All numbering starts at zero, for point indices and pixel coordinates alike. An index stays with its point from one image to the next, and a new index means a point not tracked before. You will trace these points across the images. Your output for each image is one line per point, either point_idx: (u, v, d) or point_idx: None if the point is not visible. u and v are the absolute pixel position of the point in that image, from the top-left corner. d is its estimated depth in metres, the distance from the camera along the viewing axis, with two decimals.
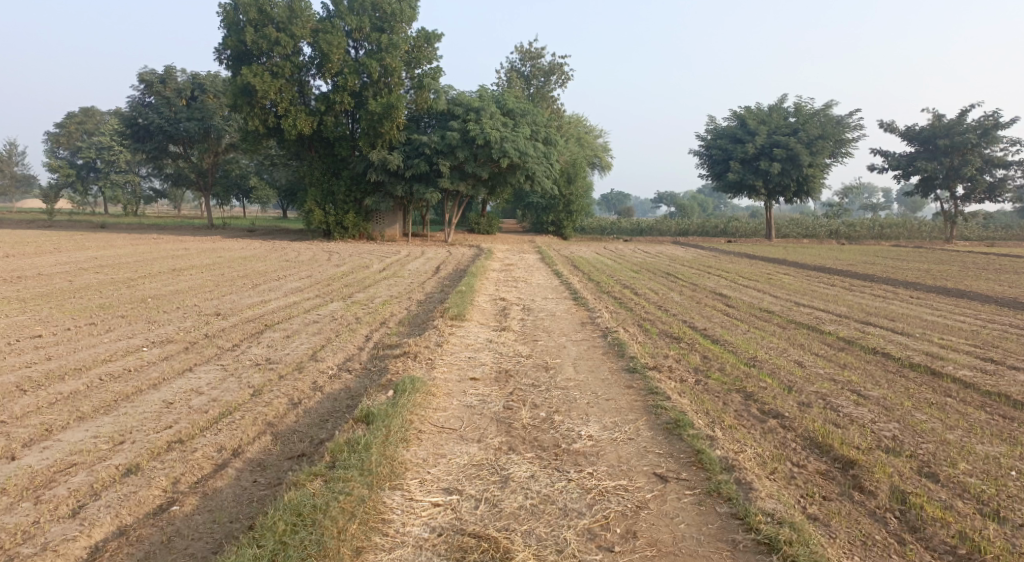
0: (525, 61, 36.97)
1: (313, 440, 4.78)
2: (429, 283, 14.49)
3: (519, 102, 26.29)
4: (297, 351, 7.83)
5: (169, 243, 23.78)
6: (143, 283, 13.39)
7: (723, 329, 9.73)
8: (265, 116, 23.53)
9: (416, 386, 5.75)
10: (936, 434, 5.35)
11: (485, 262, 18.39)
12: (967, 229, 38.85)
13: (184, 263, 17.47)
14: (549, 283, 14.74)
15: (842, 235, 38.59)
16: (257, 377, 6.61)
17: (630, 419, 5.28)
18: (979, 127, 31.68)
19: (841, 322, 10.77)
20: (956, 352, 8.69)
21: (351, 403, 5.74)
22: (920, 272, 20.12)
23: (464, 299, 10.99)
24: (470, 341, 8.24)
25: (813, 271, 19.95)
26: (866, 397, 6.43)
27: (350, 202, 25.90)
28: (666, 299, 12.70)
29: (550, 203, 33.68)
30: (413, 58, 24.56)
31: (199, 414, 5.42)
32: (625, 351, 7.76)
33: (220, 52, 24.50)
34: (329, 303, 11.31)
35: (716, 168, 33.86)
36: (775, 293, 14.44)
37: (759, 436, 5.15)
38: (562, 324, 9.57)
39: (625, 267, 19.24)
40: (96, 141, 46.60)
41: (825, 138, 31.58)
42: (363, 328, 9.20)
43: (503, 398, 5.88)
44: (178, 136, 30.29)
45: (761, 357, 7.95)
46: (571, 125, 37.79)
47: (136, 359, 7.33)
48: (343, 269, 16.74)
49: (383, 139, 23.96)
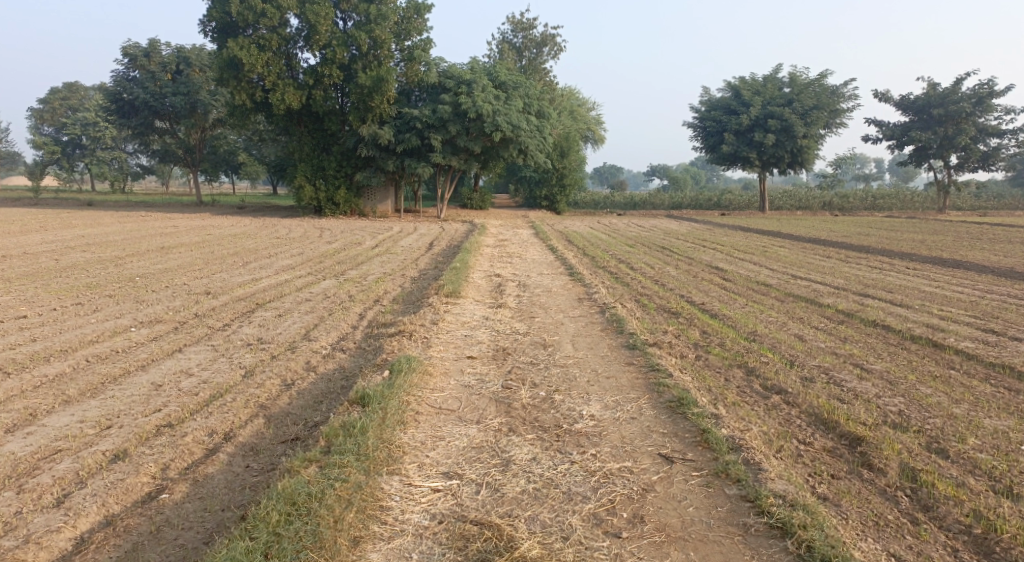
0: (516, 32, 36.39)
1: (307, 423, 4.65)
2: (422, 259, 14.32)
3: (511, 74, 25.86)
4: (289, 330, 7.67)
5: (157, 220, 23.43)
6: (131, 262, 13.15)
7: (721, 303, 9.61)
8: (252, 90, 23.07)
9: (412, 366, 5.61)
10: (943, 408, 5.27)
11: (478, 237, 18.20)
12: (960, 199, 38.84)
13: (173, 241, 17.18)
14: (544, 258, 14.58)
15: (835, 206, 38.49)
16: (249, 357, 6.45)
17: (631, 397, 5.16)
18: (974, 96, 31.49)
19: (839, 294, 10.68)
20: (956, 324, 8.61)
21: (346, 384, 5.60)
22: (915, 243, 20.04)
23: (458, 276, 10.82)
24: (466, 319, 8.09)
25: (808, 243, 19.85)
26: (869, 371, 6.33)
27: (341, 177, 25.56)
28: (662, 273, 12.56)
29: (543, 177, 33.36)
30: (402, 30, 24.06)
31: (189, 396, 5.26)
32: (624, 327, 7.64)
33: (205, 24, 23.93)
34: (321, 281, 11.12)
35: (709, 140, 33.54)
36: (772, 266, 14.32)
37: (763, 413, 5.05)
38: (559, 300, 9.42)
39: (620, 241, 19.06)
40: (81, 117, 45.79)
41: (820, 108, 31.32)
42: (357, 306, 9.03)
43: (501, 377, 5.75)
44: (164, 112, 29.73)
45: (761, 332, 7.84)
46: (563, 98, 37.35)
47: (124, 339, 7.15)
48: (335, 247, 16.50)
49: (373, 113, 23.55)
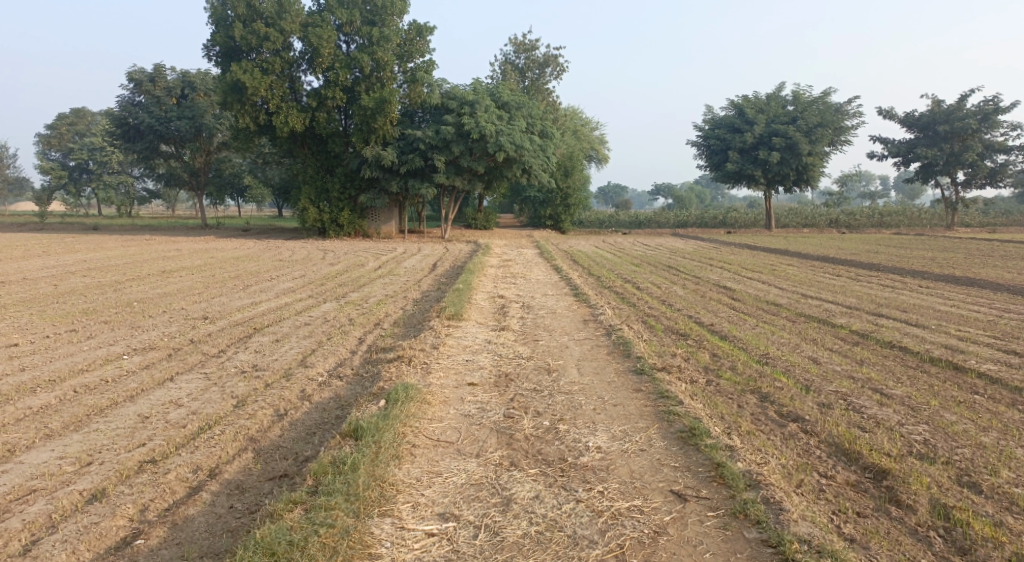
0: (519, 54, 36.51)
1: (297, 458, 4.40)
2: (425, 281, 14.11)
3: (513, 95, 25.81)
4: (286, 356, 7.44)
5: (161, 244, 23.35)
6: (131, 286, 12.98)
7: (731, 324, 9.35)
8: (256, 113, 23.05)
9: (410, 394, 5.36)
10: (970, 437, 4.98)
11: (483, 258, 18.00)
12: (968, 215, 38.51)
13: (174, 264, 17.03)
14: (548, 278, 14.35)
15: (842, 224, 38.26)
16: (242, 386, 6.20)
17: (641, 428, 4.89)
18: (979, 112, 31.29)
19: (852, 314, 10.39)
20: (976, 345, 8.31)
21: (341, 414, 5.34)
22: (926, 260, 19.71)
23: (461, 297, 10.62)
24: (467, 342, 7.83)
25: (817, 261, 19.58)
26: (889, 396, 6.05)
27: (344, 199, 25.46)
28: (669, 293, 12.31)
29: (548, 197, 33.26)
30: (405, 52, 24.09)
31: (176, 429, 5.01)
32: (631, 351, 7.38)
33: (209, 49, 24.02)
34: (322, 304, 10.91)
35: (714, 159, 33.42)
36: (781, 285, 14.04)
37: (781, 443, 4.80)
38: (563, 322, 9.17)
39: (626, 261, 18.81)
40: (88, 142, 46.16)
41: (824, 126, 31.16)
42: (357, 330, 8.81)
43: (504, 405, 5.49)
44: (169, 136, 29.84)
45: (774, 354, 7.57)
46: (566, 118, 37.38)
47: (115, 368, 6.93)
48: (338, 268, 16.33)
49: (376, 134, 23.50)
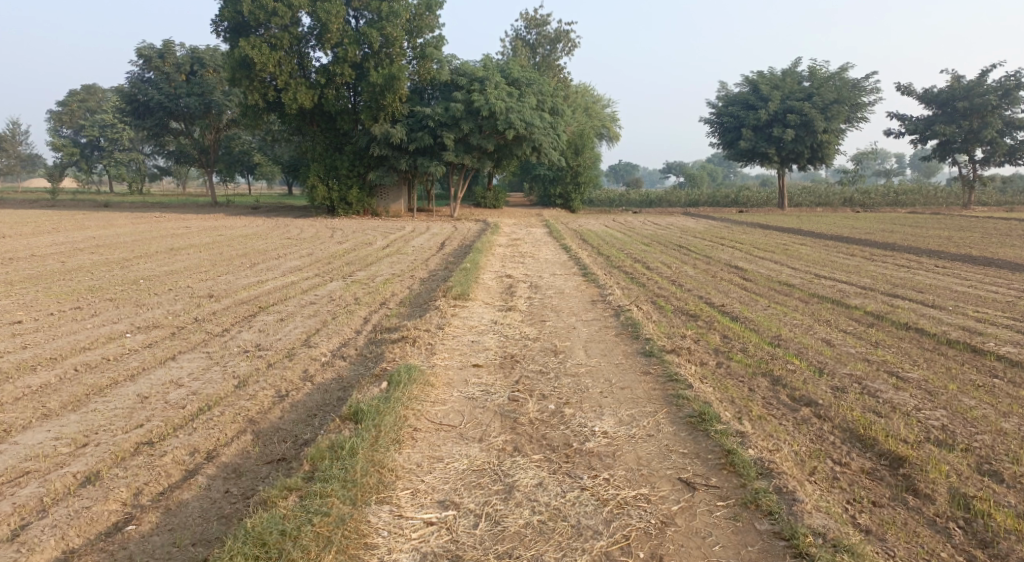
0: (530, 29, 35.97)
1: (296, 441, 4.30)
2: (433, 260, 13.96)
3: (524, 71, 25.43)
4: (290, 335, 7.35)
5: (170, 221, 23.31)
6: (138, 264, 12.92)
7: (742, 305, 9.17)
8: (264, 90, 22.83)
9: (412, 377, 5.24)
10: (991, 423, 4.81)
11: (492, 237, 17.82)
12: (986, 194, 37.87)
13: (182, 242, 16.97)
14: (557, 257, 14.18)
15: (856, 203, 37.74)
16: (243, 366, 6.10)
17: (648, 412, 4.75)
18: (1000, 88, 30.58)
19: (867, 295, 10.18)
20: (995, 327, 8.11)
21: (343, 396, 5.24)
22: (943, 240, 19.35)
23: (468, 277, 10.48)
24: (474, 323, 7.71)
25: (831, 241, 19.28)
26: (905, 380, 5.88)
27: (353, 177, 25.27)
28: (679, 273, 12.12)
29: (558, 175, 32.94)
30: (414, 27, 23.73)
31: (175, 410, 4.92)
32: (640, 332, 7.22)
33: (217, 24, 23.78)
34: (328, 283, 10.81)
35: (727, 136, 32.95)
36: (794, 265, 13.80)
37: (793, 429, 4.66)
38: (571, 302, 9.02)
39: (636, 240, 18.57)
40: (99, 119, 46.14)
41: (840, 103, 30.57)
42: (362, 310, 8.70)
43: (508, 388, 5.36)
44: (178, 113, 29.69)
45: (786, 336, 7.40)
46: (577, 95, 36.90)
47: (117, 346, 6.86)
48: (346, 247, 16.24)
49: (385, 112, 23.27)
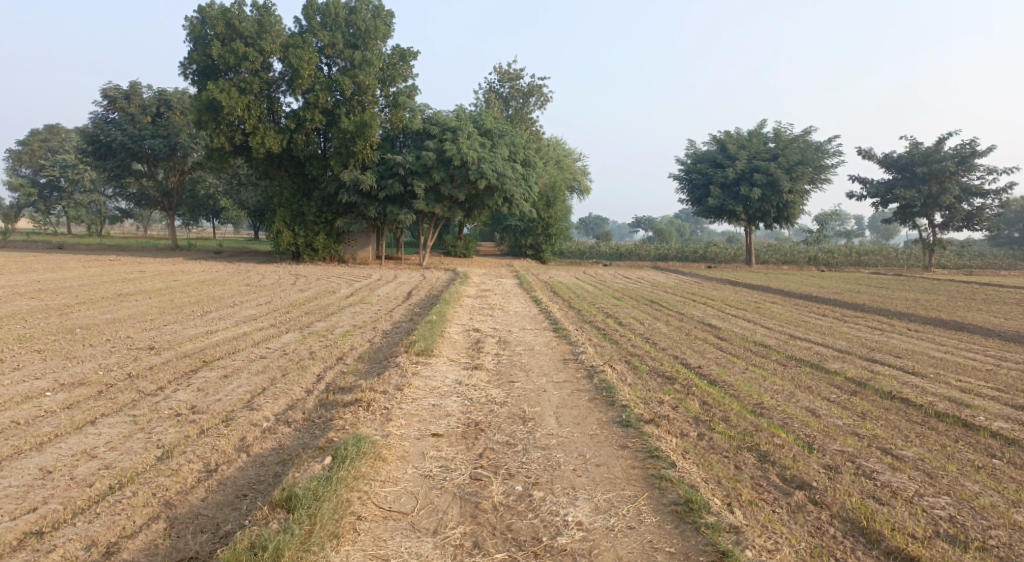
0: (503, 83, 36.33)
1: (214, 532, 3.89)
2: (398, 311, 13.43)
3: (497, 123, 25.39)
4: (232, 395, 6.66)
5: (125, 264, 22.36)
6: (79, 311, 12.06)
7: (719, 368, 8.71)
8: (231, 133, 22.32)
9: (361, 449, 4.63)
10: (1001, 515, 4.38)
11: (460, 287, 17.36)
12: (945, 257, 38.69)
13: (133, 287, 16.15)
14: (527, 311, 13.73)
15: (821, 262, 38.22)
16: (171, 432, 5.42)
17: (628, 497, 4.20)
18: (957, 155, 31.52)
19: (845, 359, 9.85)
20: (982, 397, 7.77)
21: (281, 472, 4.66)
22: (911, 302, 19.39)
23: (433, 330, 9.92)
24: (436, 383, 7.10)
25: (801, 300, 19.20)
26: (900, 459, 5.43)
27: (320, 223, 24.68)
28: (653, 330, 11.71)
29: (529, 226, 32.77)
30: (387, 76, 23.53)
31: (80, 489, 4.34)
32: (616, 398, 6.67)
33: (186, 67, 23.34)
34: (283, 334, 10.14)
35: (695, 193, 33.26)
36: (768, 324, 13.50)
37: (789, 518, 4.18)
38: (541, 361, 8.49)
39: (607, 294, 18.27)
40: (60, 159, 44.78)
41: (805, 164, 31.20)
42: (316, 366, 8.04)
43: (470, 463, 4.76)
44: (142, 154, 28.89)
45: (768, 404, 6.93)
46: (549, 148, 37.14)
47: (33, 407, 6.10)
48: (307, 295, 15.55)
49: (356, 158, 22.89)
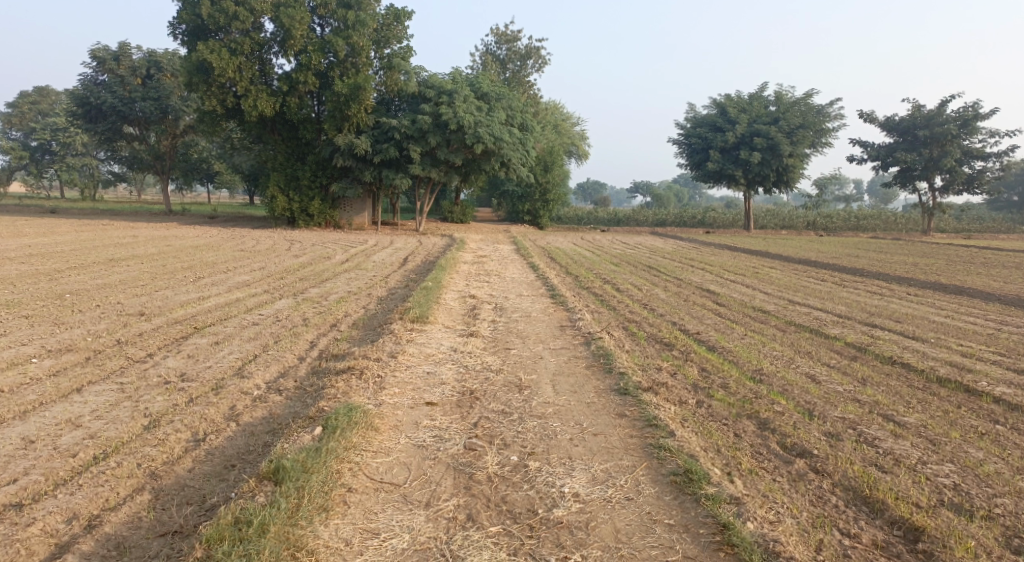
0: (500, 44, 35.61)
1: (200, 504, 3.81)
2: (393, 277, 13.27)
3: (493, 86, 24.92)
4: (222, 362, 6.53)
5: (117, 229, 22.10)
6: (69, 277, 11.87)
7: (718, 333, 8.60)
8: (223, 96, 21.86)
9: (353, 419, 4.51)
10: (1008, 483, 4.29)
11: (456, 253, 17.20)
12: (944, 221, 38.51)
13: (125, 252, 15.93)
14: (524, 277, 13.59)
15: (819, 227, 38.03)
16: (159, 401, 5.30)
17: (626, 467, 4.10)
18: (959, 118, 31.11)
19: (845, 324, 9.75)
20: (983, 362, 7.69)
21: (271, 441, 4.55)
22: (909, 267, 19.28)
23: (428, 296, 9.77)
24: (431, 350, 6.99)
25: (799, 265, 19.09)
26: (902, 426, 5.33)
27: (315, 188, 24.34)
28: (651, 296, 11.59)
29: (526, 192, 32.44)
30: (382, 37, 23.00)
31: (63, 459, 4.27)
32: (614, 365, 6.55)
33: (176, 27, 22.74)
34: (276, 300, 9.98)
35: (694, 157, 32.89)
36: (766, 290, 13.38)
37: (790, 486, 4.11)
38: (538, 327, 8.36)
39: (605, 259, 18.12)
40: (51, 122, 44.09)
41: (806, 127, 30.80)
42: (309, 332, 7.90)
43: (465, 433, 4.65)
44: (133, 117, 28.37)
45: (768, 371, 6.83)
46: (547, 112, 36.60)
47: (17, 375, 5.97)
48: (301, 261, 15.36)
49: (350, 122, 22.48)
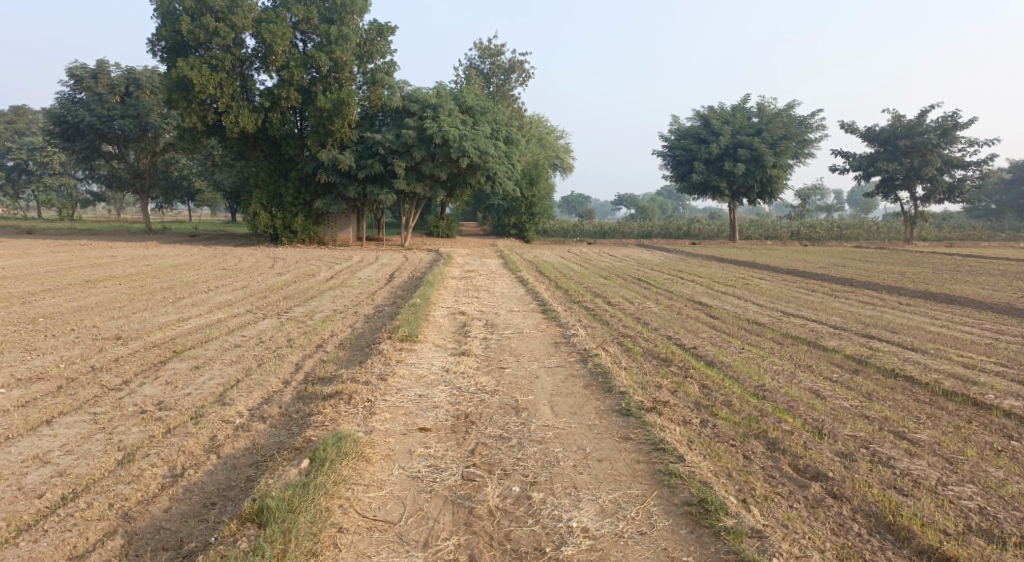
0: (483, 59, 35.60)
1: (179, 550, 3.52)
2: (380, 294, 12.98)
3: (477, 99, 24.77)
4: (203, 388, 6.21)
5: (95, 249, 21.61)
6: (42, 300, 11.45)
7: (715, 348, 8.39)
8: (203, 113, 21.52)
9: (342, 449, 4.24)
10: None
11: (444, 268, 16.95)
12: (926, 229, 38.78)
13: (103, 273, 15.51)
14: (513, 291, 13.35)
15: (803, 236, 38.17)
16: (134, 433, 4.97)
17: (636, 497, 3.90)
18: (938, 128, 31.40)
19: (842, 335, 9.57)
20: (986, 373, 7.53)
21: (254, 476, 4.26)
22: (897, 276, 19.25)
23: (417, 314, 9.49)
24: (422, 371, 6.71)
25: (788, 275, 19.01)
26: (916, 443, 5.12)
27: (298, 204, 24.02)
28: (643, 310, 11.38)
29: (512, 205, 32.30)
30: (365, 52, 22.82)
31: (27, 501, 3.95)
32: (613, 384, 6.30)
33: (155, 44, 22.40)
34: (260, 321, 9.65)
35: (679, 169, 32.90)
36: (758, 301, 13.23)
37: (808, 513, 3.89)
38: (532, 345, 8.10)
39: (593, 273, 17.93)
40: (28, 142, 43.51)
41: (789, 138, 30.95)
42: (294, 354, 7.59)
43: (462, 461, 4.38)
44: (112, 135, 27.91)
45: (770, 386, 6.61)
46: (531, 125, 36.58)
47: None
48: (285, 279, 15.02)
49: (334, 137, 22.22)
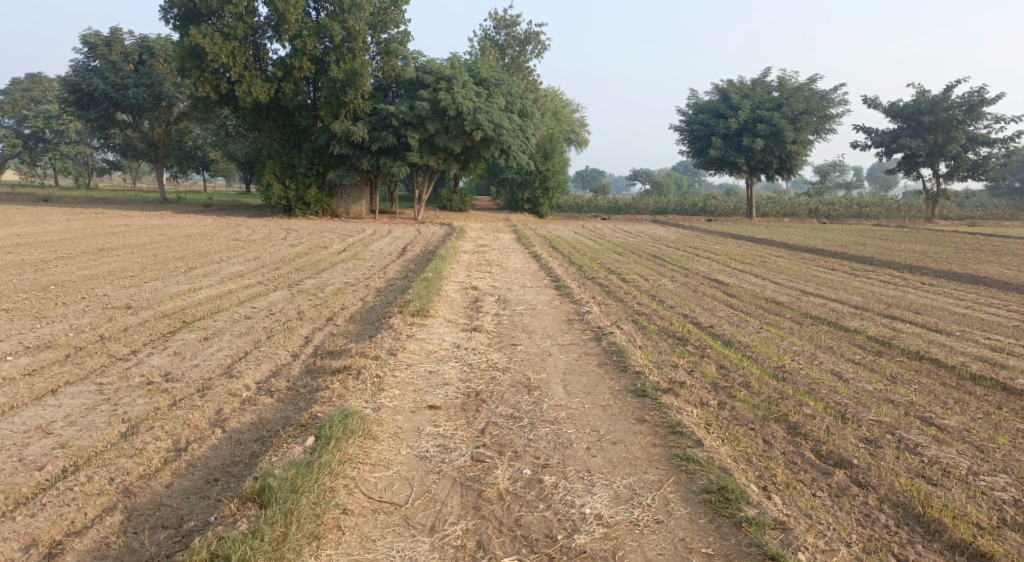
0: (499, 29, 35.00)
1: (179, 528, 3.42)
2: (393, 267, 12.85)
3: (492, 71, 24.33)
4: (210, 360, 6.11)
5: (108, 218, 21.62)
6: (55, 267, 11.40)
7: (733, 327, 8.17)
8: (216, 82, 21.28)
9: (349, 426, 4.10)
10: None
11: (456, 242, 16.76)
12: (948, 208, 37.97)
13: (115, 241, 15.46)
14: (526, 266, 13.16)
15: (822, 214, 37.57)
16: (139, 405, 4.87)
17: (652, 483, 3.76)
18: (965, 103, 30.53)
19: (864, 316, 9.30)
20: (1014, 357, 7.28)
21: (259, 452, 4.14)
22: (918, 255, 18.84)
23: (429, 288, 9.32)
24: (433, 347, 6.56)
25: (806, 253, 18.67)
26: (944, 430, 4.92)
27: (311, 175, 23.82)
28: (659, 287, 11.15)
29: (526, 179, 31.94)
30: (378, 21, 22.42)
31: (27, 473, 3.86)
32: (628, 363, 6.12)
33: (167, 12, 22.12)
34: (270, 293, 9.53)
35: (696, 144, 32.33)
36: (776, 280, 12.96)
37: (833, 502, 3.72)
38: (545, 322, 7.93)
39: (607, 248, 17.66)
40: (44, 110, 43.60)
41: (810, 113, 30.25)
42: (303, 327, 7.46)
43: (472, 441, 4.24)
44: (126, 104, 27.78)
45: (790, 368, 6.41)
46: (546, 98, 36.05)
47: None
48: (297, 251, 14.91)
49: (347, 108, 21.92)
